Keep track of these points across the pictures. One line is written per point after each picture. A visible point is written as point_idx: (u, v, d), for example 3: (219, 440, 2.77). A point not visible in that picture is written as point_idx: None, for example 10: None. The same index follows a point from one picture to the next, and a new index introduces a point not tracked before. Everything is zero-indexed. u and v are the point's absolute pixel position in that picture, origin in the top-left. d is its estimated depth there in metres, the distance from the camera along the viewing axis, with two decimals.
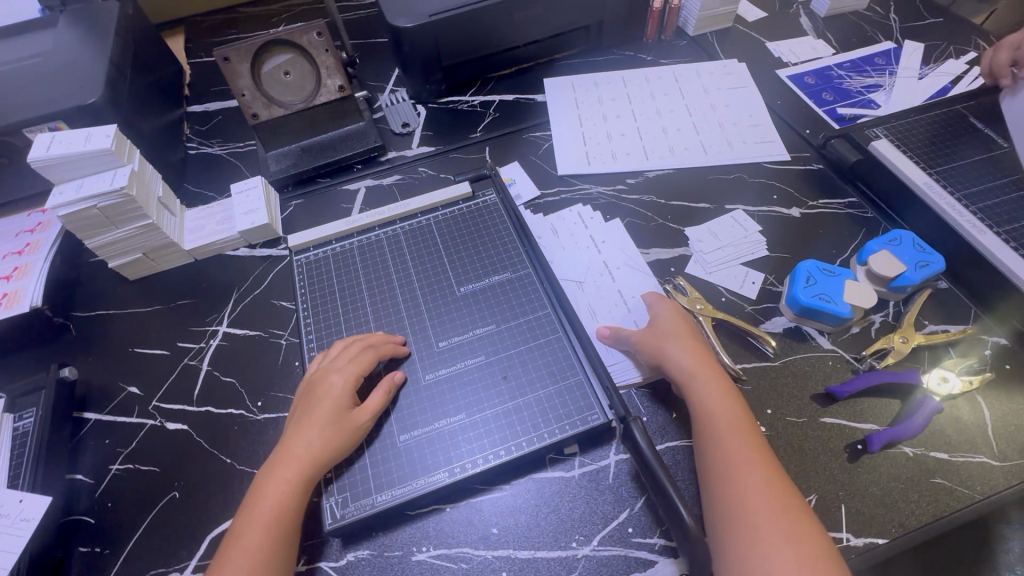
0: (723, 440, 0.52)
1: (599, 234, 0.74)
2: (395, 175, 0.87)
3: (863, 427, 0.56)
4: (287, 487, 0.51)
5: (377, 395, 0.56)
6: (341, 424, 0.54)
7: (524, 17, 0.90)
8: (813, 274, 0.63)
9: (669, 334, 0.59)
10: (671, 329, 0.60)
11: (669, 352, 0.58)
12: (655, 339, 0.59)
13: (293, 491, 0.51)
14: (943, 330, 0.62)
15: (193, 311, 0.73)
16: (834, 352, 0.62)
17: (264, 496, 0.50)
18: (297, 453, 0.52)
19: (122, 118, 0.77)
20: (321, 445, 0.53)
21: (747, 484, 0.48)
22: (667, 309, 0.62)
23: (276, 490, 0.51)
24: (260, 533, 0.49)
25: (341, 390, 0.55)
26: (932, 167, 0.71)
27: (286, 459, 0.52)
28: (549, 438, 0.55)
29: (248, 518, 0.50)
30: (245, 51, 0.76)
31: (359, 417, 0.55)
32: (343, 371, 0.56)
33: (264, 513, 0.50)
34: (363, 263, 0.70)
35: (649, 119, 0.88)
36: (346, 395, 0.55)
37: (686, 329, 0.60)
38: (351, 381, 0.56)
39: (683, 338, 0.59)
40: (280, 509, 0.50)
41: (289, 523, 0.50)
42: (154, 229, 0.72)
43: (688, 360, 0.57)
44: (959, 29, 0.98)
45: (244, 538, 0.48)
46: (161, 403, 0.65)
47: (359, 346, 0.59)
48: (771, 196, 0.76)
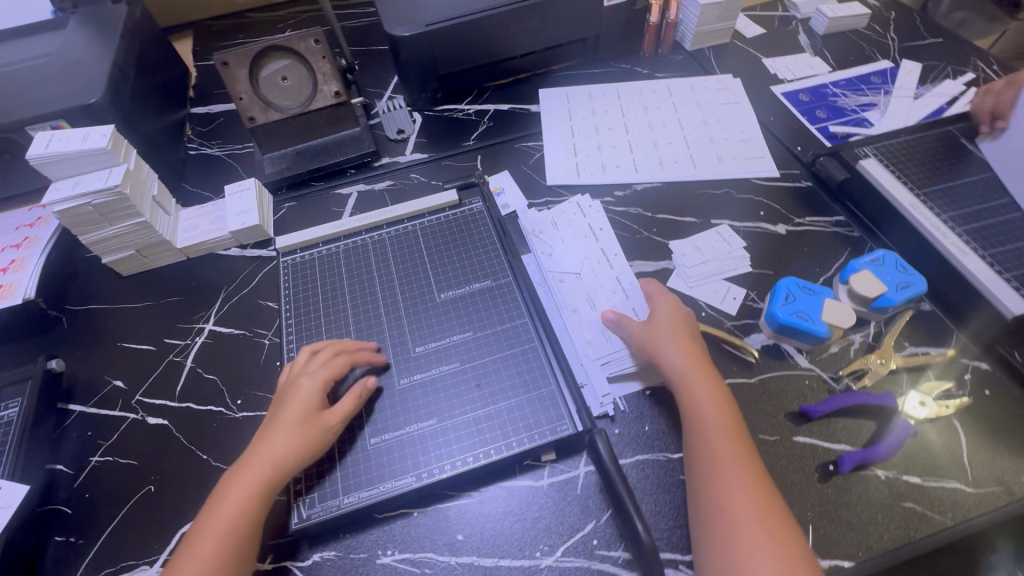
0: (707, 449, 0.51)
1: (599, 223, 0.76)
2: (387, 181, 0.88)
3: (836, 448, 0.56)
4: (247, 493, 0.51)
5: (347, 403, 0.56)
6: (308, 429, 0.53)
7: (521, 29, 0.91)
8: (793, 292, 0.63)
9: (664, 332, 0.59)
10: (668, 326, 0.60)
11: (664, 348, 0.58)
12: (650, 337, 0.59)
13: (252, 499, 0.50)
14: (923, 352, 0.61)
15: (182, 309, 0.74)
16: (812, 371, 0.61)
17: (226, 500, 0.51)
18: (263, 458, 0.52)
19: (122, 118, 0.79)
20: (286, 451, 0.52)
21: (726, 502, 0.48)
22: (665, 305, 0.62)
23: (238, 495, 0.51)
24: (217, 538, 0.49)
25: (310, 395, 0.55)
26: (920, 187, 0.70)
27: (252, 464, 0.52)
28: (518, 447, 0.55)
29: (207, 523, 0.50)
30: (244, 56, 0.78)
31: (326, 424, 0.54)
32: (315, 375, 0.56)
33: (222, 519, 0.50)
34: (346, 267, 0.71)
35: (640, 132, 0.89)
36: (316, 400, 0.55)
37: (681, 328, 0.60)
38: (321, 387, 0.56)
39: (678, 339, 0.59)
40: (240, 516, 0.50)
41: (247, 531, 0.50)
42: (147, 227, 0.73)
43: (679, 360, 0.57)
44: (959, 50, 0.98)
45: (201, 543, 0.49)
46: (144, 397, 0.66)
47: (331, 352, 0.59)
48: (758, 212, 0.76)
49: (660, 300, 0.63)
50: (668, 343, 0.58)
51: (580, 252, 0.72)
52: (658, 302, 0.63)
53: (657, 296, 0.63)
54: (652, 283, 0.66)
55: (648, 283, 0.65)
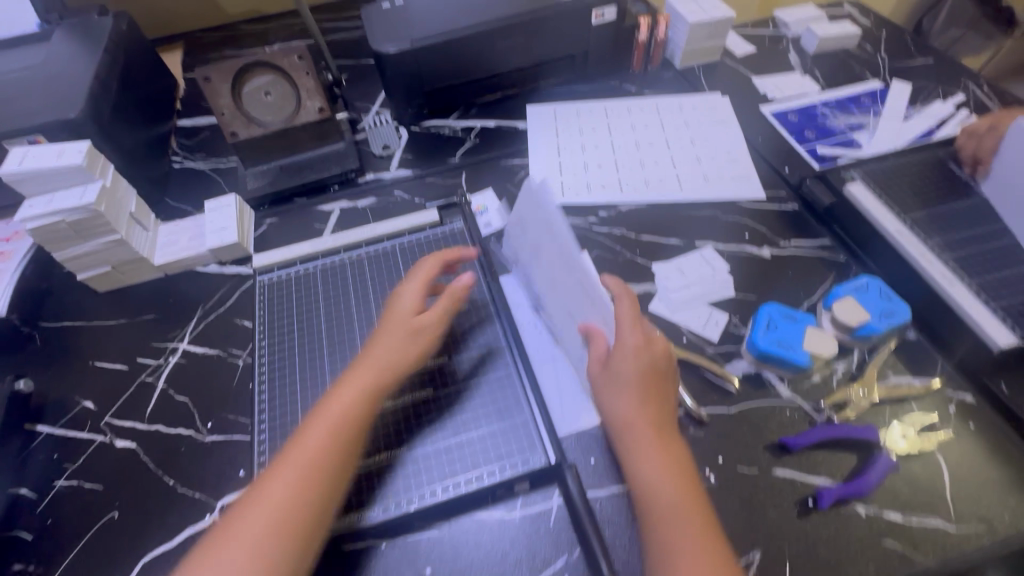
0: (657, 521, 0.48)
1: (552, 216, 0.58)
2: (370, 198, 0.87)
3: (816, 481, 0.54)
4: (354, 393, 0.53)
5: (442, 305, 0.60)
6: (411, 330, 0.58)
7: (507, 46, 0.91)
8: (774, 319, 0.62)
9: (616, 387, 0.53)
10: (626, 381, 0.52)
11: (610, 403, 0.53)
12: (606, 387, 0.53)
13: (367, 394, 0.53)
14: (908, 383, 0.60)
15: (156, 327, 0.73)
16: (793, 401, 0.60)
17: (332, 399, 0.53)
18: (371, 359, 0.55)
19: (102, 133, 0.78)
20: (393, 351, 0.56)
21: (674, 568, 0.45)
22: (629, 346, 0.52)
23: (347, 394, 0.53)
24: (323, 435, 0.50)
25: (410, 302, 0.60)
26: (906, 212, 0.69)
27: (360, 367, 0.55)
28: (488, 478, 0.54)
29: (314, 421, 0.52)
30: (225, 70, 0.77)
31: (427, 324, 0.58)
32: (414, 285, 0.61)
33: (328, 416, 0.52)
34: (324, 288, 0.71)
35: (627, 150, 0.88)
36: (416, 306, 0.60)
37: (638, 382, 0.52)
38: (421, 297, 0.61)
39: (630, 397, 0.52)
40: (345, 415, 0.52)
41: (352, 429, 0.51)
42: (124, 244, 0.72)
43: (624, 419, 0.52)
44: (949, 71, 0.97)
45: (308, 437, 0.50)
46: (113, 418, 0.65)
47: (424, 267, 0.63)
48: (743, 235, 0.75)
49: (625, 337, 0.52)
50: (615, 399, 0.53)
51: (548, 262, 0.62)
52: (621, 339, 0.53)
53: (625, 327, 0.53)
54: (626, 305, 0.55)
55: (623, 306, 0.55)
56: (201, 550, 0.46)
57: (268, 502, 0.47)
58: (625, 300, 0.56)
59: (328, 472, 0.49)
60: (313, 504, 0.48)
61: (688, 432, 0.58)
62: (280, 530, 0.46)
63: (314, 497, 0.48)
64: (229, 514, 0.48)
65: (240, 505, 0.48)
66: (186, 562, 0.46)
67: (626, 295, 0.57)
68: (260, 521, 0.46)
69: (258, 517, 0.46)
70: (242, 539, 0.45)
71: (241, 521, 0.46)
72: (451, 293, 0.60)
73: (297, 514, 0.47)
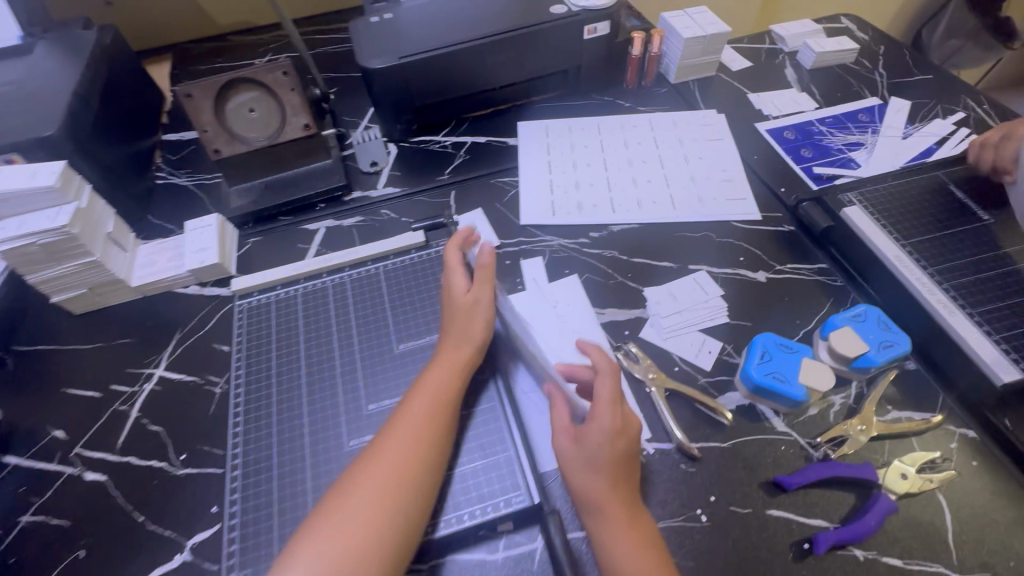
0: None
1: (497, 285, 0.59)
2: (356, 217, 0.84)
3: (812, 523, 0.52)
4: (447, 364, 0.57)
5: (481, 277, 0.61)
6: (468, 308, 0.60)
7: (498, 62, 0.89)
8: (769, 350, 0.60)
9: (583, 464, 0.50)
10: (594, 461, 0.50)
11: (575, 480, 0.51)
12: (572, 462, 0.51)
13: (449, 376, 0.56)
14: (907, 417, 0.58)
15: (132, 352, 0.71)
16: (789, 436, 0.58)
17: (429, 372, 0.56)
18: (451, 336, 0.59)
19: (81, 150, 0.76)
20: (467, 327, 0.59)
21: None
22: (602, 428, 0.50)
23: (441, 367, 0.57)
24: (427, 403, 0.54)
25: (460, 283, 0.61)
26: (905, 238, 0.68)
27: (445, 342, 0.59)
28: (468, 520, 0.51)
29: (414, 393, 0.55)
30: (208, 87, 0.75)
31: (481, 300, 0.60)
32: (458, 270, 0.63)
33: (430, 386, 0.55)
34: (304, 313, 0.69)
35: (619, 169, 0.86)
36: (466, 287, 0.61)
37: (607, 463, 0.49)
38: (467, 279, 0.62)
39: (597, 477, 0.49)
40: (443, 384, 0.55)
41: (449, 396, 0.55)
42: (98, 266, 0.70)
43: (594, 500, 0.49)
44: (949, 88, 0.95)
45: (413, 406, 0.54)
46: (84, 449, 0.62)
47: (454, 253, 0.65)
48: (737, 258, 0.73)
49: (598, 419, 0.50)
50: (579, 476, 0.50)
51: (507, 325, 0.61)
52: (593, 420, 0.51)
53: (600, 409, 0.51)
54: (607, 382, 0.53)
55: (602, 386, 0.53)
56: (326, 507, 0.48)
57: (388, 463, 0.50)
58: (607, 377, 0.53)
59: (438, 434, 0.53)
60: (426, 462, 0.51)
61: (679, 469, 0.56)
62: (404, 485, 0.49)
63: (429, 457, 0.51)
64: (348, 475, 0.50)
65: (357, 467, 0.50)
66: (308, 521, 0.48)
67: (609, 368, 0.54)
68: (382, 480, 0.49)
69: (381, 475, 0.49)
70: (369, 496, 0.48)
71: (364, 480, 0.49)
72: (483, 265, 0.62)
73: (415, 472, 0.50)
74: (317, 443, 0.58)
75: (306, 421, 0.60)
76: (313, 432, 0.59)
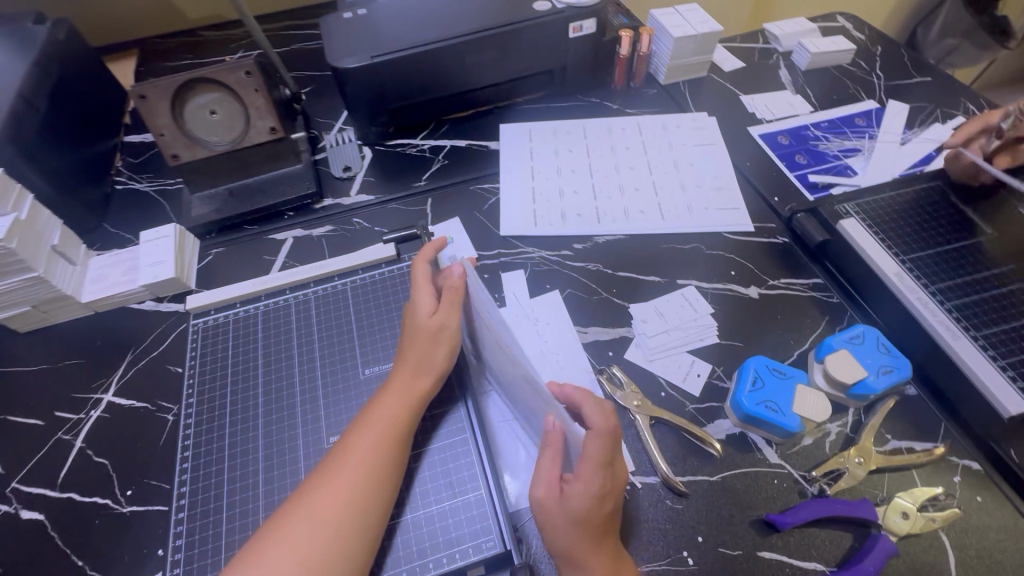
0: None
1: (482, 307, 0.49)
2: (327, 226, 0.79)
3: (806, 566, 0.48)
4: (399, 398, 0.52)
5: (449, 299, 0.54)
6: (434, 335, 0.53)
7: (478, 62, 0.84)
8: (761, 375, 0.56)
9: (559, 525, 0.45)
10: (574, 526, 0.44)
11: (551, 538, 0.46)
12: (547, 521, 0.45)
13: (401, 410, 0.51)
14: (907, 449, 0.54)
15: (80, 375, 0.66)
16: (782, 469, 0.54)
17: (378, 407, 0.51)
18: (407, 365, 0.53)
19: (26, 156, 0.71)
20: (426, 357, 0.53)
21: None
22: (584, 493, 0.44)
23: (392, 400, 0.52)
24: (372, 442, 0.49)
25: (425, 305, 0.54)
26: (906, 253, 0.65)
27: (399, 372, 0.54)
28: (434, 569, 0.47)
29: (359, 430, 0.50)
30: (163, 88, 0.68)
31: (448, 326, 0.53)
32: (423, 288, 0.56)
33: (377, 423, 0.50)
34: (265, 334, 0.65)
35: (605, 175, 0.82)
36: (432, 309, 0.54)
37: (588, 528, 0.44)
38: (435, 298, 0.56)
39: (575, 540, 0.44)
40: (390, 421, 0.50)
41: (398, 436, 0.50)
42: (43, 282, 0.65)
43: (574, 559, 0.45)
44: (949, 91, 0.91)
45: (356, 446, 0.49)
46: (21, 485, 0.57)
47: (423, 271, 0.58)
48: (728, 272, 0.69)
49: (582, 482, 0.44)
50: (555, 536, 0.45)
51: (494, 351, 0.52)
52: (576, 482, 0.45)
53: (585, 471, 0.44)
54: (596, 441, 0.45)
55: (590, 445, 0.45)
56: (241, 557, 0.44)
57: (314, 510, 0.45)
58: (599, 434, 0.45)
59: (379, 479, 0.47)
60: (362, 511, 0.45)
61: (664, 505, 0.52)
62: (331, 537, 0.44)
63: (366, 505, 0.46)
64: (271, 523, 0.46)
65: (281, 514, 0.46)
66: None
67: (603, 425, 0.46)
68: (305, 531, 0.44)
69: (304, 525, 0.44)
70: (288, 550, 0.43)
71: (284, 529, 0.44)
72: (453, 287, 0.53)
73: (345, 522, 0.45)
74: (272, 479, 0.54)
75: (261, 455, 0.56)
76: (269, 467, 0.55)
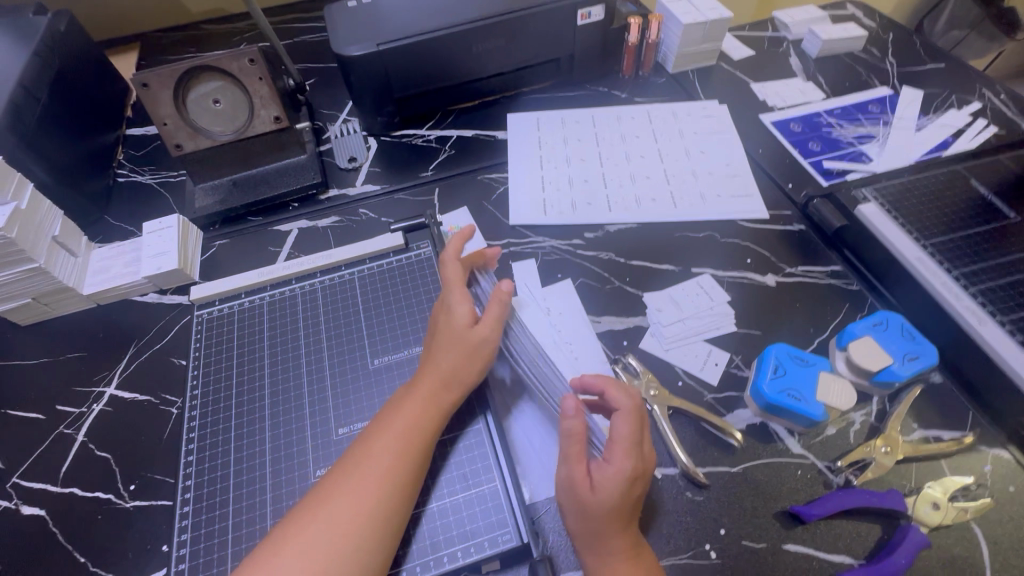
0: None
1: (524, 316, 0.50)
2: (333, 217, 0.78)
3: (833, 560, 0.47)
4: (422, 404, 0.49)
5: (494, 312, 0.52)
6: (472, 347, 0.51)
7: (485, 50, 0.83)
8: (782, 363, 0.54)
9: (586, 508, 0.44)
10: (603, 510, 0.43)
11: (574, 520, 0.45)
12: (573, 501, 0.45)
13: (427, 417, 0.49)
14: (935, 438, 0.52)
15: (83, 368, 0.64)
16: (805, 459, 0.52)
17: (399, 413, 0.49)
18: (435, 373, 0.51)
19: (27, 146, 0.69)
20: (458, 368, 0.51)
21: None
22: (615, 476, 0.43)
23: (415, 407, 0.49)
24: (393, 450, 0.47)
25: (463, 313, 0.52)
26: (927, 237, 0.64)
27: (424, 378, 0.51)
28: (448, 563, 0.45)
29: (378, 437, 0.48)
30: (166, 77, 0.66)
31: (488, 338, 0.52)
32: (459, 292, 0.54)
33: (397, 430, 0.48)
34: (271, 324, 0.64)
35: (616, 164, 0.80)
36: (470, 317, 0.52)
37: (615, 514, 0.43)
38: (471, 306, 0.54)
39: (600, 525, 0.43)
40: (415, 426, 0.48)
41: (420, 445, 0.48)
42: (43, 272, 0.63)
43: (594, 542, 0.44)
44: (963, 77, 0.90)
45: (376, 454, 0.46)
46: (21, 480, 0.56)
47: (456, 271, 0.55)
48: (744, 260, 0.68)
49: (614, 465, 0.43)
50: (578, 518, 0.45)
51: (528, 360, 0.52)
52: (607, 464, 0.44)
53: (617, 454, 0.44)
54: (626, 423, 0.45)
55: (621, 426, 0.45)
56: (252, 564, 0.42)
57: (332, 520, 0.43)
58: (628, 415, 0.45)
59: (400, 491, 0.45)
60: (382, 524, 0.44)
61: (684, 497, 0.50)
62: (349, 549, 0.42)
63: (386, 518, 0.44)
64: (281, 526, 0.44)
65: (295, 519, 0.44)
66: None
67: (631, 405, 0.46)
68: (323, 542, 0.42)
69: (321, 535, 0.42)
70: (305, 562, 0.41)
71: (297, 539, 0.42)
72: (499, 297, 0.53)
73: (364, 535, 0.43)
74: (279, 472, 0.53)
75: (268, 448, 0.54)
76: (276, 460, 0.54)
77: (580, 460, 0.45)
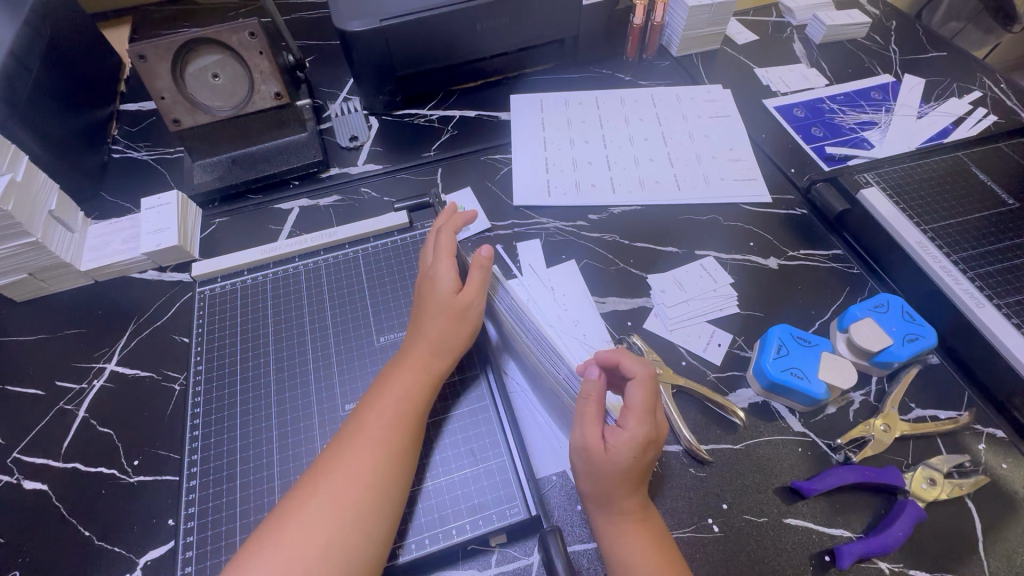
0: None
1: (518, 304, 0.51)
2: (335, 196, 0.77)
3: (833, 533, 0.48)
4: (412, 377, 0.50)
5: (477, 279, 0.52)
6: (458, 311, 0.52)
7: (491, 27, 0.81)
8: (785, 343, 0.55)
9: (600, 471, 0.44)
10: (614, 473, 0.43)
11: (585, 481, 0.46)
12: (585, 460, 0.45)
13: (422, 383, 0.50)
14: (931, 416, 0.54)
15: (82, 344, 0.63)
16: (806, 437, 0.53)
17: (390, 384, 0.49)
18: (424, 342, 0.52)
19: (20, 117, 0.67)
20: (448, 335, 0.52)
21: None
22: (629, 443, 0.43)
23: (405, 378, 0.50)
24: (386, 422, 0.47)
25: (447, 278, 0.53)
26: (927, 223, 0.65)
27: (411, 351, 0.52)
28: (459, 536, 0.46)
29: (372, 409, 0.48)
30: (164, 50, 0.63)
31: (473, 304, 0.52)
32: (446, 260, 0.54)
33: (391, 398, 0.48)
34: (273, 300, 0.64)
35: (620, 146, 0.80)
36: (454, 283, 0.53)
37: (627, 476, 0.43)
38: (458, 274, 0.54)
39: (610, 487, 0.44)
40: (410, 395, 0.49)
41: (413, 414, 0.48)
42: (41, 247, 0.62)
43: (601, 500, 0.45)
44: (964, 65, 0.90)
45: (367, 428, 0.46)
46: (22, 455, 0.55)
47: (450, 239, 0.56)
48: (748, 243, 0.68)
49: (626, 430, 0.43)
50: (589, 479, 0.45)
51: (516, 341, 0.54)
52: (620, 429, 0.43)
53: (632, 420, 0.43)
54: (641, 390, 0.44)
55: (636, 394, 0.44)
56: (256, 539, 0.42)
57: (332, 493, 0.43)
58: (643, 383, 0.45)
59: (396, 460, 0.46)
60: (383, 494, 0.44)
61: (687, 473, 0.51)
62: (351, 518, 0.42)
63: (386, 486, 0.44)
64: (287, 501, 0.44)
65: (293, 500, 0.43)
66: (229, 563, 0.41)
67: (646, 373, 0.45)
68: (323, 517, 0.42)
69: (320, 510, 0.42)
70: (305, 536, 0.41)
71: (295, 517, 0.42)
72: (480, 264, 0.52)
73: (363, 505, 0.43)
74: (286, 446, 0.53)
75: (273, 422, 0.55)
76: (282, 435, 0.54)
77: (595, 424, 0.44)
